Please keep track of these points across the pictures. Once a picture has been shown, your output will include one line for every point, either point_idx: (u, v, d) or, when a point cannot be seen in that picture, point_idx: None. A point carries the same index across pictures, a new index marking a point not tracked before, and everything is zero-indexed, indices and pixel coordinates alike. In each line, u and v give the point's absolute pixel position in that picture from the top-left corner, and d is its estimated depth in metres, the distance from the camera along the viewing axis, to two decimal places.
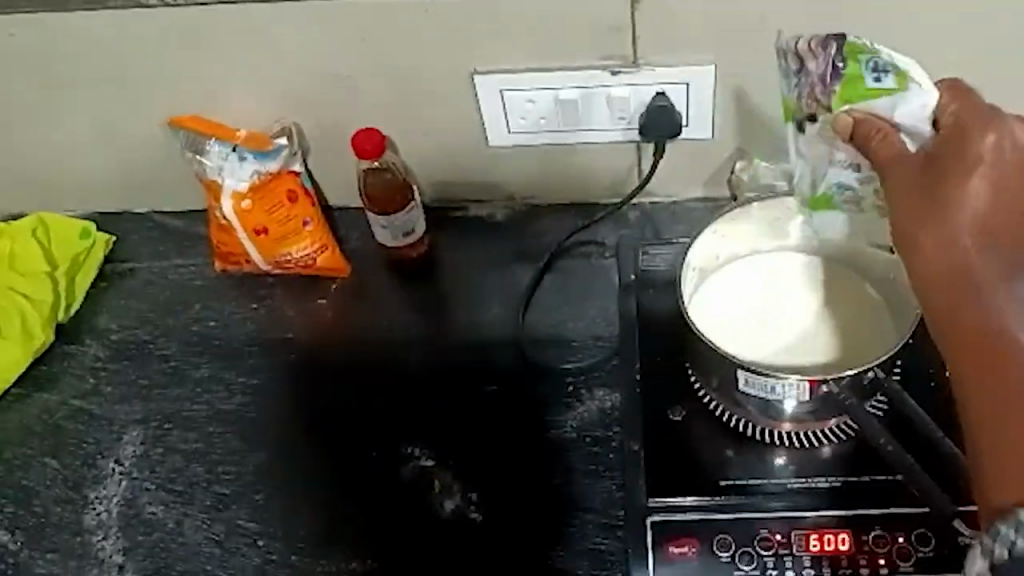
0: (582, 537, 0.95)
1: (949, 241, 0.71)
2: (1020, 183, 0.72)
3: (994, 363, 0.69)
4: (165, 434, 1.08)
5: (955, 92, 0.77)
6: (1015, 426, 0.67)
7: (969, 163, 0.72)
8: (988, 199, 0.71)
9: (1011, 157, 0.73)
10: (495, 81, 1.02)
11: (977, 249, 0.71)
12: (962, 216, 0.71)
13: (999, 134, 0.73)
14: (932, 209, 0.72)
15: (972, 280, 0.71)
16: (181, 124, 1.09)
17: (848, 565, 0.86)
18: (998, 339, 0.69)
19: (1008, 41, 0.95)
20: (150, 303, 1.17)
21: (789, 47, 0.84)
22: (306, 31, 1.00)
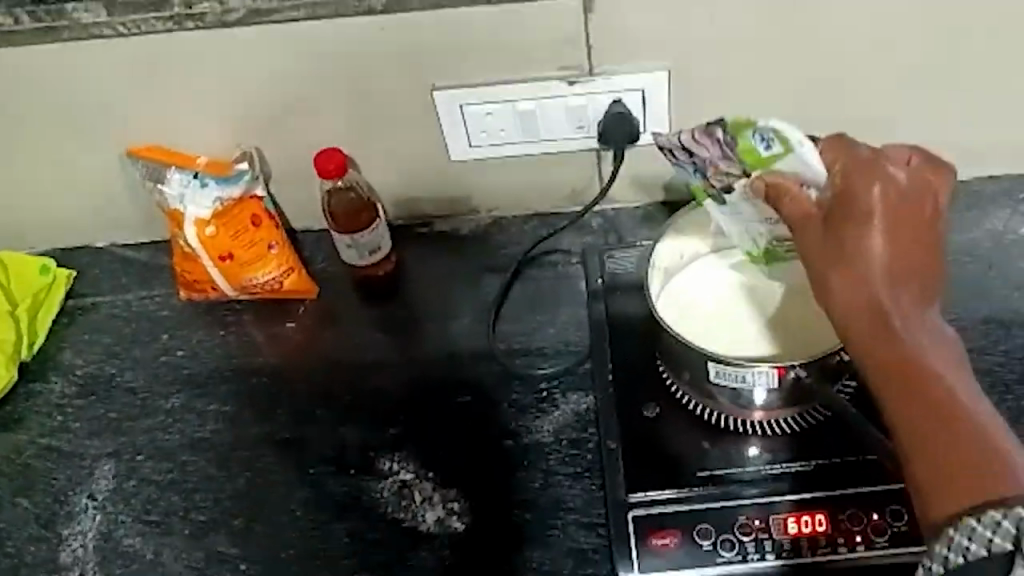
0: (565, 539, 0.96)
1: (861, 290, 0.72)
2: (916, 218, 0.72)
3: (917, 396, 0.67)
4: (139, 466, 1.07)
5: (834, 142, 0.76)
6: (949, 464, 0.63)
7: (859, 211, 0.72)
8: (889, 242, 0.71)
9: (900, 200, 0.72)
10: (454, 97, 1.03)
11: (887, 292, 0.71)
12: (867, 265, 0.71)
13: (881, 178, 0.72)
14: (839, 260, 0.72)
15: (888, 322, 0.70)
16: (140, 155, 1.09)
17: (826, 544, 0.89)
18: (922, 373, 0.68)
19: (951, 41, 0.99)
20: (116, 336, 1.16)
21: (672, 143, 0.85)
22: (266, 55, 1.01)
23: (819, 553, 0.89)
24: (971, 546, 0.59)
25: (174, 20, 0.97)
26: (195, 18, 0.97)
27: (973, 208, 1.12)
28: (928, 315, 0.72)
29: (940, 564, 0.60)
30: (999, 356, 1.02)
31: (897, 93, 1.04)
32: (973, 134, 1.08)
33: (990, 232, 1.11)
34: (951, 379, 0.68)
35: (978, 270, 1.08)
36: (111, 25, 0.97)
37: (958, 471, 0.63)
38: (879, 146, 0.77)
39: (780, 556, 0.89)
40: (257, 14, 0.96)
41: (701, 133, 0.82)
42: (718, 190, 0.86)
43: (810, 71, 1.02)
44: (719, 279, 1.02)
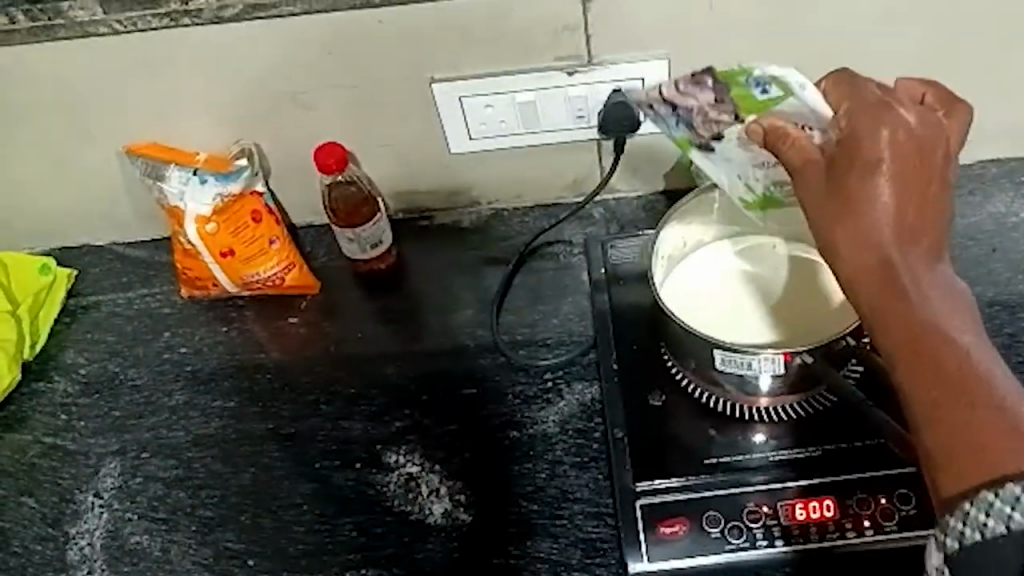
0: (573, 529, 0.96)
1: (869, 242, 0.68)
2: (925, 168, 0.69)
3: (929, 360, 0.64)
4: (144, 463, 1.07)
5: (840, 79, 0.76)
6: (963, 435, 0.61)
7: (867, 160, 0.69)
8: (898, 192, 0.68)
9: (908, 149, 0.69)
10: (453, 89, 1.03)
11: (896, 246, 0.68)
12: (875, 217, 0.68)
13: (890, 127, 0.70)
14: (845, 212, 0.69)
15: (897, 278, 0.67)
16: (139, 152, 1.09)
17: (834, 530, 0.89)
18: (933, 336, 0.65)
19: (951, 25, 0.99)
20: (118, 334, 1.16)
21: (657, 97, 0.89)
22: (264, 51, 1.00)
23: (828, 538, 0.89)
24: (989, 521, 0.56)
25: (170, 16, 0.96)
26: (191, 15, 0.96)
27: (974, 192, 1.12)
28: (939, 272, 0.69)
29: (955, 540, 0.57)
30: (1002, 339, 1.02)
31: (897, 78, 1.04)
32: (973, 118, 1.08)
33: (991, 215, 1.11)
34: (964, 340, 0.65)
35: (981, 253, 1.08)
36: (107, 22, 0.97)
37: (972, 440, 0.60)
38: (886, 93, 0.74)
39: (788, 543, 0.89)
40: (254, 9, 0.96)
41: (688, 82, 0.86)
42: (706, 139, 0.86)
43: (810, 57, 1.02)
44: (716, 271, 1.02)
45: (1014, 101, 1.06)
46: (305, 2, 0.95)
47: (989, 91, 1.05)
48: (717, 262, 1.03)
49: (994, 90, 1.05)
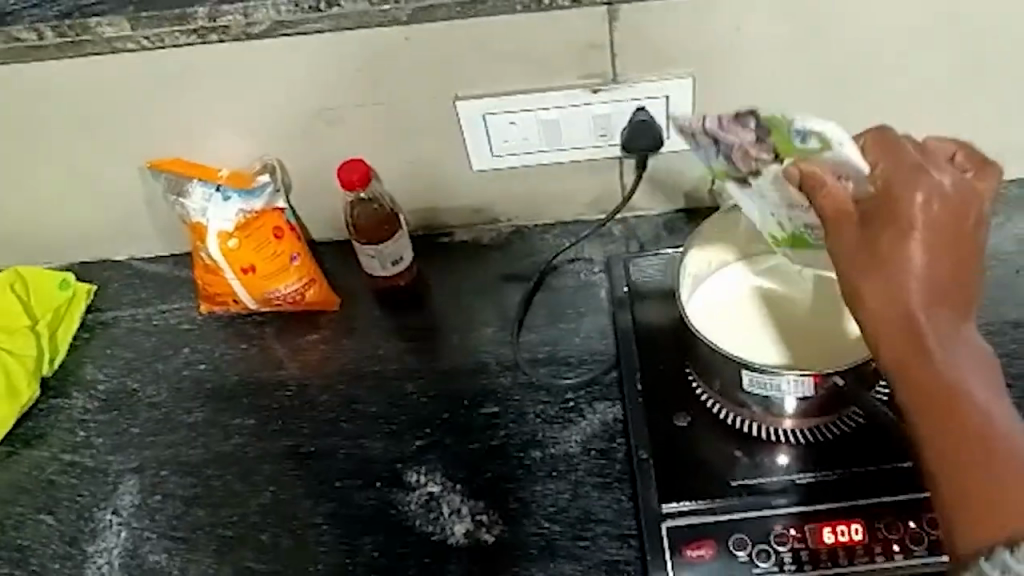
0: (596, 551, 0.95)
1: (897, 304, 0.69)
2: (957, 231, 0.69)
3: (951, 425, 0.66)
4: (163, 481, 1.06)
5: (879, 136, 0.73)
6: (988, 500, 0.64)
7: (901, 221, 0.69)
8: (930, 252, 0.68)
9: (941, 211, 0.68)
10: (476, 108, 1.03)
11: (925, 310, 0.68)
12: (905, 280, 0.68)
13: (925, 188, 0.69)
14: (875, 271, 0.69)
15: (923, 340, 0.68)
16: (162, 168, 1.09)
17: (863, 553, 0.88)
18: (957, 401, 0.67)
19: (978, 46, 0.99)
20: (137, 350, 1.16)
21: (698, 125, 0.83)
22: (287, 67, 1.00)
23: (857, 562, 0.88)
24: None
25: (198, 32, 0.96)
26: (219, 31, 0.96)
27: (997, 212, 1.11)
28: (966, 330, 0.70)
29: None
30: None
31: (923, 98, 1.03)
32: (996, 142, 1.08)
33: (1014, 235, 1.10)
34: (987, 406, 0.67)
35: (1004, 274, 1.07)
36: (134, 39, 0.96)
37: (994, 509, 0.63)
38: (923, 146, 0.72)
39: (817, 566, 0.88)
40: (282, 26, 0.96)
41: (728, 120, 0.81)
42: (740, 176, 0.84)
43: (835, 78, 1.01)
44: (740, 289, 1.01)
45: None
46: (333, 19, 0.95)
47: (1015, 115, 1.05)
48: (741, 280, 1.02)
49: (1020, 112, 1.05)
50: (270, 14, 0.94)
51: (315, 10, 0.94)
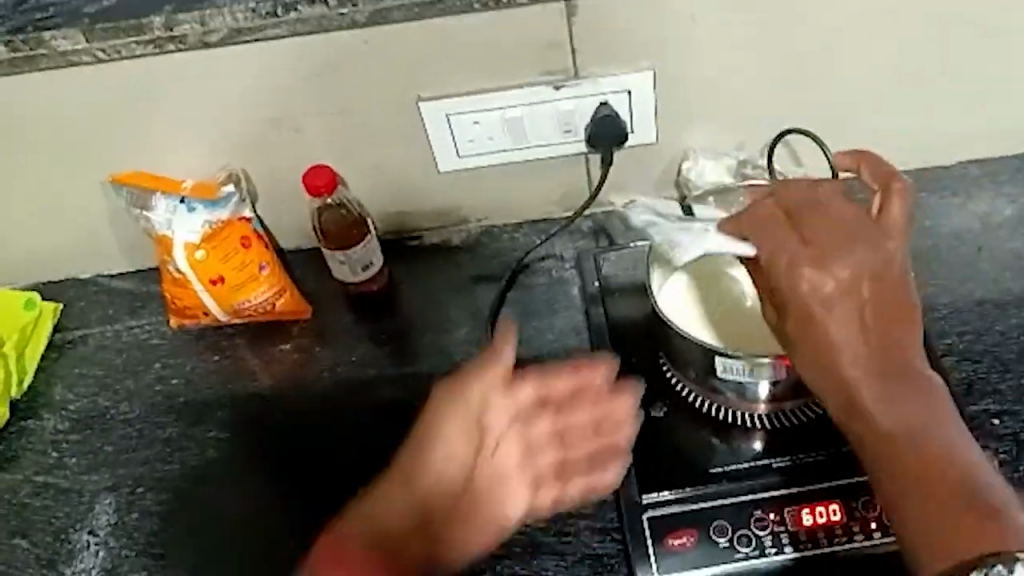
0: (579, 545, 0.95)
1: (825, 366, 0.78)
2: (860, 290, 0.77)
3: (898, 466, 0.74)
4: (139, 498, 1.05)
5: (747, 222, 0.82)
6: (948, 539, 0.69)
7: (801, 301, 0.78)
8: (842, 316, 0.77)
9: (837, 280, 0.77)
10: (441, 108, 1.03)
11: (856, 366, 0.77)
12: (827, 345, 0.77)
13: (813, 268, 0.77)
14: (802, 345, 0.79)
15: (863, 398, 0.76)
16: (127, 182, 1.08)
17: (843, 533, 0.89)
18: (905, 442, 0.74)
19: (932, 32, 1.00)
20: (107, 367, 1.14)
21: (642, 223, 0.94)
22: (247, 74, 1.00)
23: (837, 542, 0.89)
24: None
25: (155, 43, 0.95)
26: (176, 41, 0.95)
27: (959, 193, 1.13)
28: (911, 365, 0.77)
29: None
30: (996, 337, 1.03)
31: (882, 84, 1.04)
32: (955, 123, 1.09)
33: (976, 214, 1.12)
34: (934, 449, 0.73)
35: (968, 254, 1.09)
36: (90, 52, 0.95)
37: (949, 541, 0.69)
38: (799, 217, 0.80)
39: (798, 548, 0.89)
40: (240, 34, 0.95)
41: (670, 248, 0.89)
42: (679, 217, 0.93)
43: (794, 66, 1.02)
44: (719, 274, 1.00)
45: (996, 102, 1.07)
46: (290, 25, 0.94)
47: (972, 96, 1.06)
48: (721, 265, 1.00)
49: (977, 94, 1.06)
50: (228, 21, 0.93)
51: (272, 16, 0.93)
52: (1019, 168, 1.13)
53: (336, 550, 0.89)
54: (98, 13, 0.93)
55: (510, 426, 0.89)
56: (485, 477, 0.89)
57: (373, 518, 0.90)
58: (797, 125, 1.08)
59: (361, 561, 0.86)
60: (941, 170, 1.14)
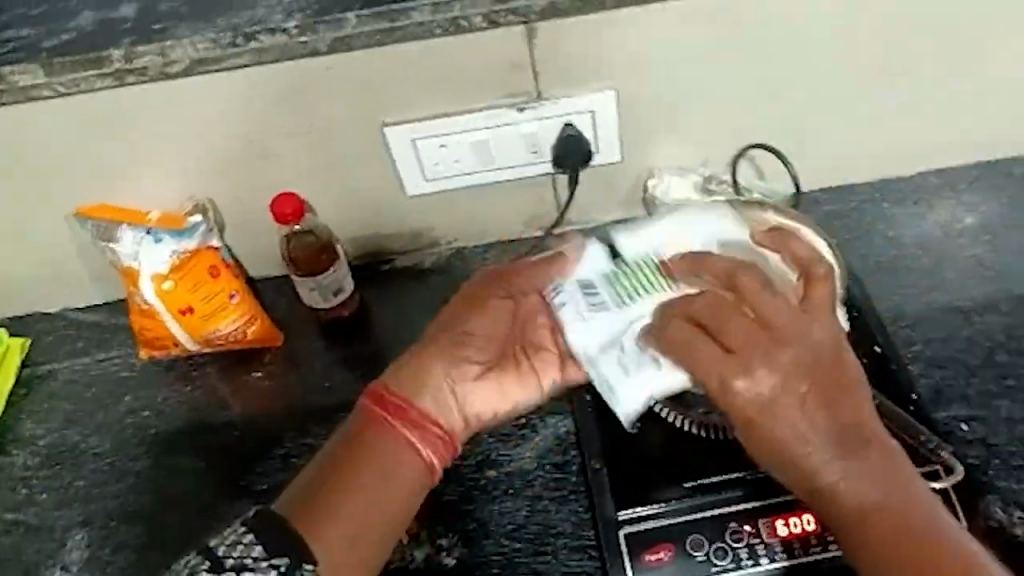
0: (557, 564, 0.95)
1: (787, 460, 0.80)
2: (799, 383, 0.79)
3: (877, 550, 0.76)
4: (112, 532, 1.04)
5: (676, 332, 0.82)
6: None
7: (748, 408, 0.80)
8: (788, 414, 0.79)
9: (773, 379, 0.79)
10: (406, 132, 1.03)
11: (817, 455, 0.78)
12: (784, 441, 0.79)
13: (747, 376, 0.80)
14: (762, 447, 0.80)
15: (827, 485, 0.78)
16: (90, 215, 1.06)
17: (818, 543, 0.89)
18: (879, 520, 0.77)
19: (890, 49, 1.02)
20: (76, 401, 1.13)
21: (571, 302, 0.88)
22: (212, 104, 0.99)
23: (812, 552, 0.89)
24: None
25: (115, 75, 0.94)
26: (137, 73, 0.94)
27: (920, 204, 1.15)
28: (869, 434, 0.79)
29: None
30: (960, 343, 1.05)
31: (842, 100, 1.06)
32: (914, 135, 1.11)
33: (937, 223, 1.14)
34: (909, 522, 0.76)
35: (930, 262, 1.11)
36: (50, 85, 0.94)
37: None
38: (722, 315, 0.81)
39: (773, 559, 0.89)
40: (202, 63, 0.94)
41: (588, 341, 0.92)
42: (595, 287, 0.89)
43: (755, 84, 1.03)
44: None
45: (955, 113, 1.09)
46: (252, 54, 0.93)
47: (932, 109, 1.08)
48: None
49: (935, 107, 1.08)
50: (188, 52, 0.92)
51: (233, 46, 0.92)
52: (976, 177, 1.15)
53: (387, 411, 0.89)
54: (55, 47, 0.93)
55: (545, 325, 0.93)
56: (514, 373, 0.93)
57: (420, 374, 0.91)
58: (758, 142, 1.09)
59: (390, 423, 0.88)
60: (901, 180, 1.17)
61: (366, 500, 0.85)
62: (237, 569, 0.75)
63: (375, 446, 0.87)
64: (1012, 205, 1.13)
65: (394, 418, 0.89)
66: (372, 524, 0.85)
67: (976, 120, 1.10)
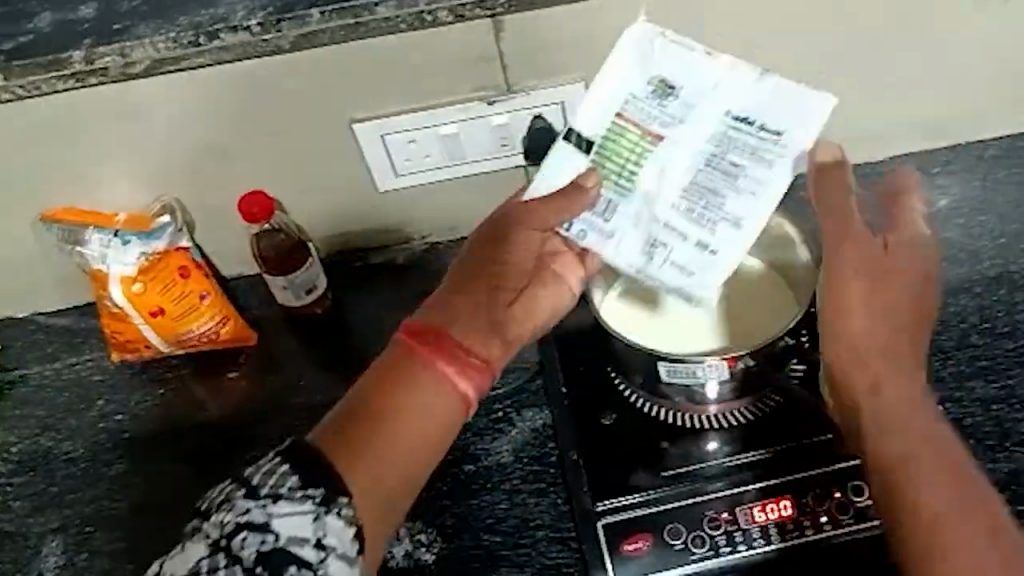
0: (537, 556, 0.95)
1: (873, 373, 0.83)
2: (905, 311, 0.84)
3: (937, 526, 0.76)
4: (88, 538, 1.04)
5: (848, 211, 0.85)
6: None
7: (850, 311, 0.84)
8: (888, 331, 0.84)
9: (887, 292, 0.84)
10: (375, 128, 1.02)
11: (898, 383, 0.83)
12: (877, 351, 0.83)
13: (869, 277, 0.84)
14: (853, 353, 0.84)
15: (896, 413, 0.82)
16: (57, 219, 1.06)
17: (794, 528, 0.91)
18: (940, 467, 0.79)
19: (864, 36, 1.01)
20: (48, 407, 1.12)
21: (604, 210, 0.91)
22: (178, 106, 0.98)
23: (788, 537, 0.90)
24: None
25: (76, 77, 0.92)
26: (98, 74, 0.92)
27: None
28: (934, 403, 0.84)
29: None
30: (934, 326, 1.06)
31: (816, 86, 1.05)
32: (888, 120, 1.11)
33: None
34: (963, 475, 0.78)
35: None
36: (9, 89, 0.92)
37: None
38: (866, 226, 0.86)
39: (751, 546, 0.90)
40: (163, 63, 0.92)
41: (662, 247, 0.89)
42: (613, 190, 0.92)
43: None
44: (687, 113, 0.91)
45: (930, 96, 1.08)
46: (214, 53, 0.92)
47: (906, 94, 1.08)
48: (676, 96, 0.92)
49: (909, 92, 1.07)
50: (149, 52, 0.91)
51: (195, 45, 0.91)
52: (949, 160, 1.15)
53: (424, 343, 0.84)
54: (13, 50, 0.90)
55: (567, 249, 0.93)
56: (524, 297, 0.92)
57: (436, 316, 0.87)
58: None
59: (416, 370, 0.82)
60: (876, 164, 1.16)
61: (384, 451, 0.78)
62: (272, 498, 0.70)
63: (409, 389, 0.81)
64: (983, 188, 1.14)
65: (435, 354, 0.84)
66: (396, 479, 0.78)
67: (950, 103, 1.10)
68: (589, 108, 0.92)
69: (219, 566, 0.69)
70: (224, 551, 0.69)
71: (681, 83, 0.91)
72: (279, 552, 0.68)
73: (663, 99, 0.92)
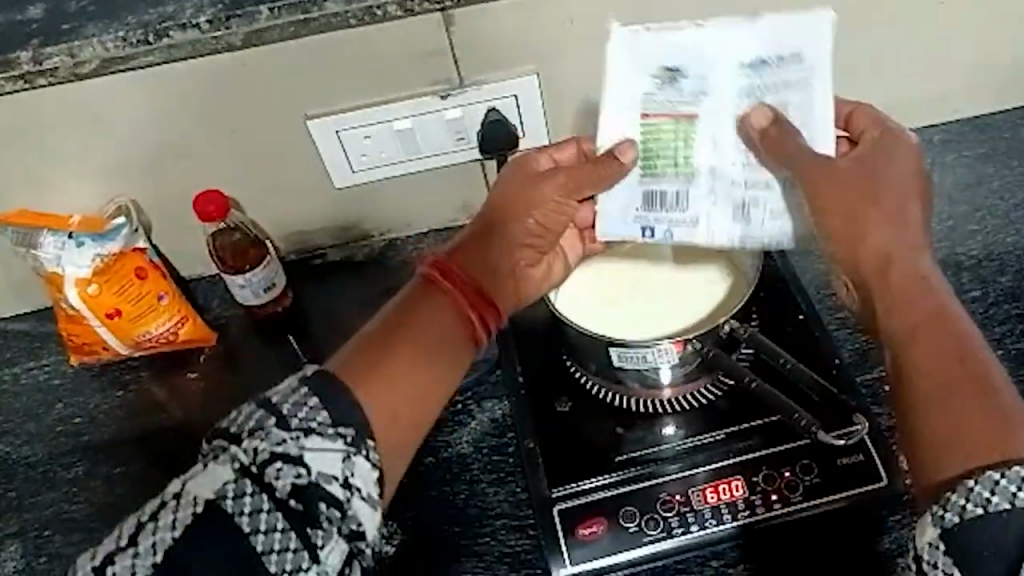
0: (497, 544, 0.95)
1: (864, 245, 0.83)
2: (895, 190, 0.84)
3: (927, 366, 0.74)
4: (47, 541, 1.03)
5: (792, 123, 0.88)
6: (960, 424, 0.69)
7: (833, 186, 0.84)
8: (878, 206, 0.83)
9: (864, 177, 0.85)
10: (329, 124, 1.02)
11: (894, 249, 0.82)
12: (868, 222, 0.83)
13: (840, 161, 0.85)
14: (838, 225, 0.84)
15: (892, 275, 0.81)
16: (10, 222, 1.04)
17: (744, 507, 0.92)
18: (937, 319, 0.76)
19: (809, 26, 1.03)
20: (6, 412, 1.11)
21: (659, 206, 0.92)
22: (131, 109, 0.98)
23: (739, 517, 0.92)
24: (967, 504, 0.63)
25: (24, 78, 0.91)
26: (46, 75, 0.91)
27: None
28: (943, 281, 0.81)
29: (955, 515, 0.63)
30: None
31: None
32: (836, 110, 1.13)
33: None
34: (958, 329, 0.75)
35: None
36: None
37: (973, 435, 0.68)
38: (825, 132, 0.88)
39: (703, 526, 0.92)
40: (112, 63, 0.92)
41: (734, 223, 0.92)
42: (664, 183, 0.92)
43: None
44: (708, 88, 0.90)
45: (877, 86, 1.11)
46: (164, 51, 0.92)
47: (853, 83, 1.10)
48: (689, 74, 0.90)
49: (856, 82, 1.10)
50: (98, 52, 0.90)
51: (144, 44, 0.91)
52: None
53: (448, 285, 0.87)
54: None
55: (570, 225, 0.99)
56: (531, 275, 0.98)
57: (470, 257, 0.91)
58: None
59: (442, 314, 0.85)
60: None
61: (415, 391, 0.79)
62: (304, 431, 0.66)
63: (422, 324, 0.83)
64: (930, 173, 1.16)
65: (455, 294, 0.87)
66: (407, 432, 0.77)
67: (899, 91, 1.12)
68: (608, 118, 0.91)
69: (245, 493, 0.64)
70: (251, 478, 0.65)
71: (683, 63, 0.90)
72: (310, 488, 0.65)
73: (671, 84, 0.91)
